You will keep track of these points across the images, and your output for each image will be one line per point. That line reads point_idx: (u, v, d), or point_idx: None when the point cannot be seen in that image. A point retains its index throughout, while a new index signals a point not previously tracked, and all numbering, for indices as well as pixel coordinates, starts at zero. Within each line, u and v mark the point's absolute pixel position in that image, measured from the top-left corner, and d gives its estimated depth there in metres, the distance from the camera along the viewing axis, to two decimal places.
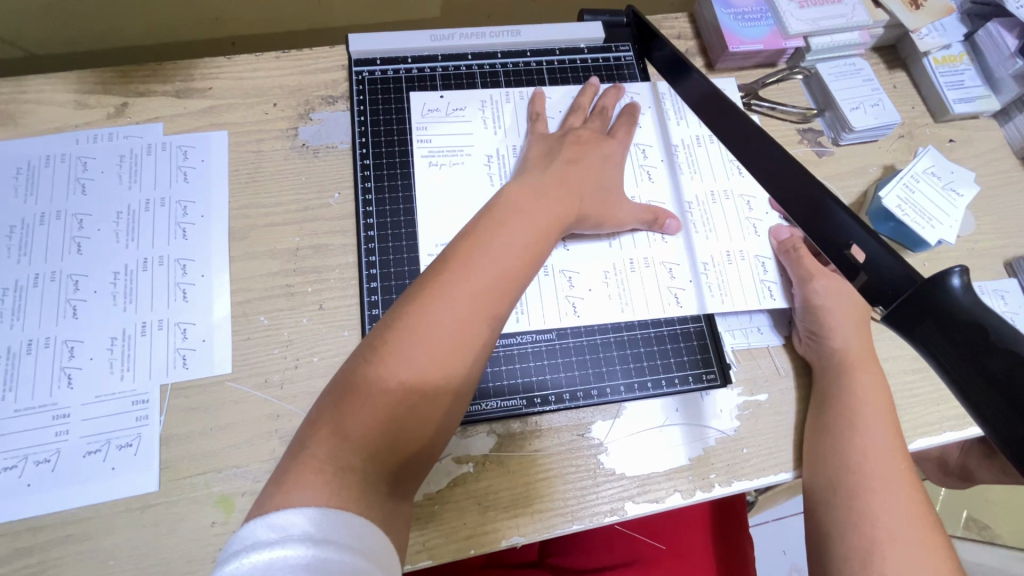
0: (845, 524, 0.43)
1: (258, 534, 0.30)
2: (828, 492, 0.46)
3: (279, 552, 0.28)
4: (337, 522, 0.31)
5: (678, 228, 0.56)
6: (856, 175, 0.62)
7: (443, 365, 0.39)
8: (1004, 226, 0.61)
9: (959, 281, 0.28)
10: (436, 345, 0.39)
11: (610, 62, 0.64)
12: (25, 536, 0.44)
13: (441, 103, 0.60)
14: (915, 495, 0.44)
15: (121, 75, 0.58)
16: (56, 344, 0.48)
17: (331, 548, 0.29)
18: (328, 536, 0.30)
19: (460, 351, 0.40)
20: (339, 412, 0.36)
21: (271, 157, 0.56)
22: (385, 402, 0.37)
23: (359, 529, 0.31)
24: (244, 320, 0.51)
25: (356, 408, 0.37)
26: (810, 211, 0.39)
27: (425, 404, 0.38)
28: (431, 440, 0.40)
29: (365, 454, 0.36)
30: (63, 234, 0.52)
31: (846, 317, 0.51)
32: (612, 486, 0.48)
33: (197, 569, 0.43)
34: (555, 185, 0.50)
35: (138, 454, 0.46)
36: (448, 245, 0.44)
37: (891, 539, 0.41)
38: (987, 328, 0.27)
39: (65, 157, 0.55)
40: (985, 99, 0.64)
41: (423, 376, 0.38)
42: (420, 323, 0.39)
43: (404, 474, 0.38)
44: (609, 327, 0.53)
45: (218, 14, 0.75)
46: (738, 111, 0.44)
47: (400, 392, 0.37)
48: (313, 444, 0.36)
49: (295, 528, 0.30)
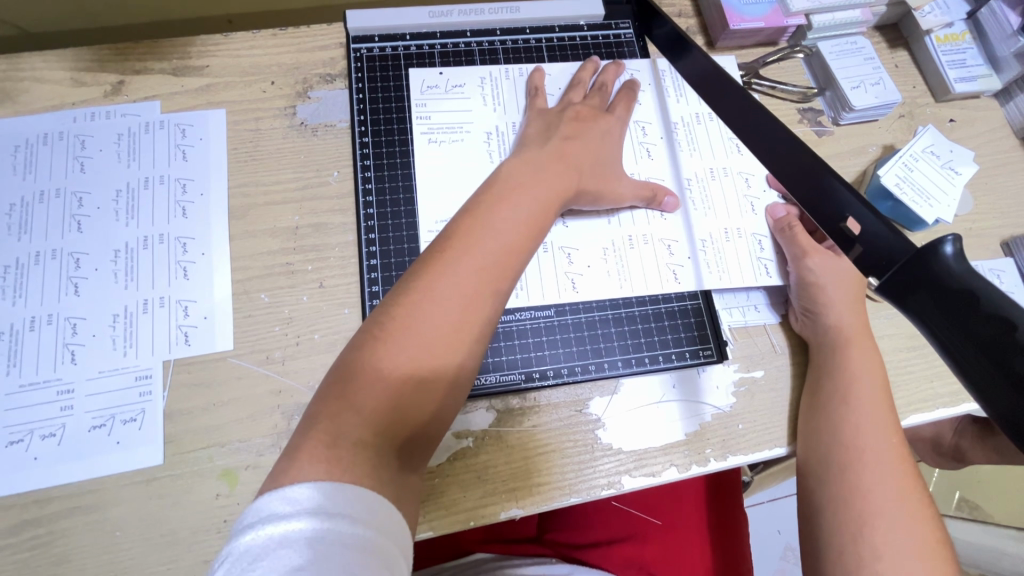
0: (836, 497, 0.44)
1: (271, 506, 0.31)
2: (821, 466, 0.47)
3: (293, 525, 0.30)
4: (348, 495, 0.32)
5: (675, 204, 0.56)
6: (855, 154, 0.62)
7: (449, 342, 0.40)
8: (1002, 206, 0.61)
9: (951, 248, 0.28)
10: (441, 322, 0.40)
11: (610, 39, 0.63)
12: (32, 508, 0.44)
13: (440, 80, 0.59)
14: (907, 469, 0.45)
15: (117, 52, 0.58)
16: (58, 321, 0.49)
17: (343, 522, 0.31)
18: (339, 509, 0.31)
19: (465, 328, 0.40)
20: (346, 389, 0.37)
21: (269, 135, 0.56)
22: (392, 379, 0.38)
23: (370, 502, 0.33)
24: (245, 298, 0.51)
25: (364, 385, 0.37)
26: (809, 185, 0.40)
27: (432, 380, 0.39)
28: (441, 414, 0.40)
29: (375, 428, 0.37)
30: (63, 212, 0.52)
31: (841, 294, 0.52)
32: (609, 461, 0.49)
33: (203, 540, 0.44)
34: (555, 162, 0.50)
35: (143, 428, 0.47)
36: (449, 223, 0.45)
37: (880, 511, 0.42)
38: (976, 296, 0.27)
39: (63, 135, 0.54)
40: (986, 78, 0.64)
41: (429, 352, 0.39)
42: (424, 300, 0.40)
43: (413, 448, 0.39)
44: (606, 304, 0.54)
45: None
46: (738, 87, 0.44)
47: (408, 369, 0.38)
48: (321, 419, 0.36)
49: (306, 501, 0.31)
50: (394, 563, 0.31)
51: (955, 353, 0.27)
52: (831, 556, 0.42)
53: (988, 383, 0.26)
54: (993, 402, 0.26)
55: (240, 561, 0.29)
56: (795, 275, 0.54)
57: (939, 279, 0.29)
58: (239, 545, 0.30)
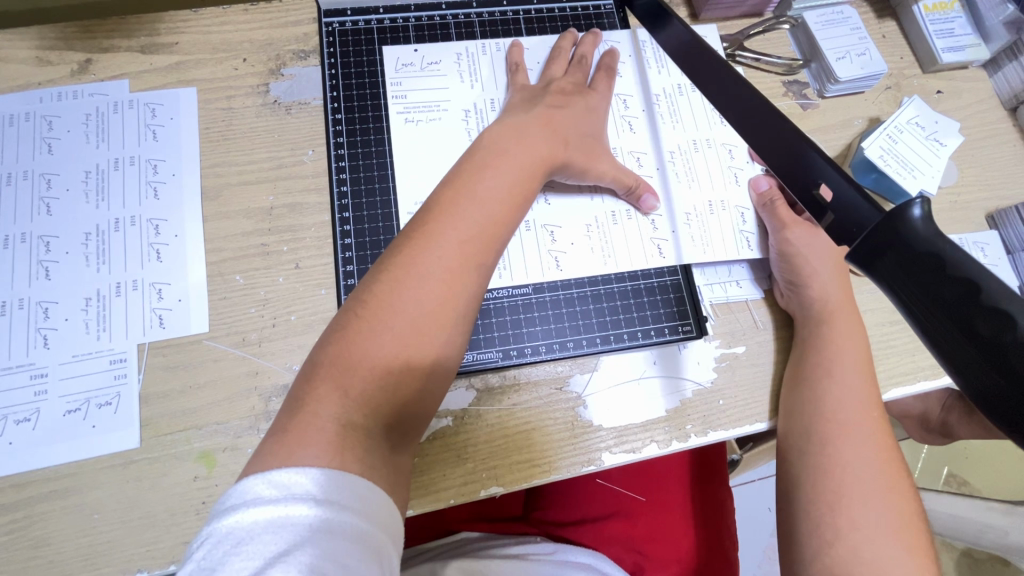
0: (814, 469, 0.44)
1: (257, 489, 0.31)
2: (800, 439, 0.46)
3: (282, 511, 0.30)
4: (339, 482, 0.32)
5: (654, 207, 0.54)
6: (841, 127, 0.61)
7: (438, 317, 0.39)
8: (987, 178, 0.61)
9: (919, 210, 0.28)
10: (429, 298, 0.39)
11: (589, 10, 0.62)
12: (9, 493, 0.44)
13: (415, 57, 0.58)
14: (885, 442, 0.45)
15: (83, 29, 0.56)
16: (30, 305, 0.48)
17: (331, 509, 0.31)
18: (331, 496, 0.31)
19: (454, 301, 0.40)
20: (335, 369, 0.37)
21: (242, 114, 0.55)
22: (382, 358, 0.37)
23: (361, 490, 0.33)
24: (220, 280, 0.50)
25: (353, 363, 0.37)
26: (786, 155, 0.38)
27: (423, 356, 0.39)
28: (431, 391, 0.40)
29: (367, 406, 0.36)
30: (31, 195, 0.51)
31: (823, 264, 0.51)
32: (591, 437, 0.49)
33: (182, 522, 0.44)
34: (537, 132, 0.49)
35: (119, 411, 0.46)
36: (430, 196, 0.44)
37: (857, 484, 0.43)
38: (943, 258, 0.27)
39: (29, 116, 0.53)
40: (975, 48, 0.62)
41: (419, 328, 0.39)
42: (411, 277, 0.40)
43: (405, 426, 0.39)
44: (586, 280, 0.53)
45: None
46: (715, 56, 0.44)
47: (397, 347, 0.38)
48: (310, 400, 0.36)
49: (296, 487, 0.31)
50: (383, 553, 0.31)
51: (922, 321, 0.27)
52: (806, 528, 0.42)
53: (957, 350, 0.25)
54: (962, 371, 0.25)
55: (224, 544, 0.29)
56: (778, 244, 0.53)
57: (910, 242, 0.28)
58: (223, 526, 0.30)
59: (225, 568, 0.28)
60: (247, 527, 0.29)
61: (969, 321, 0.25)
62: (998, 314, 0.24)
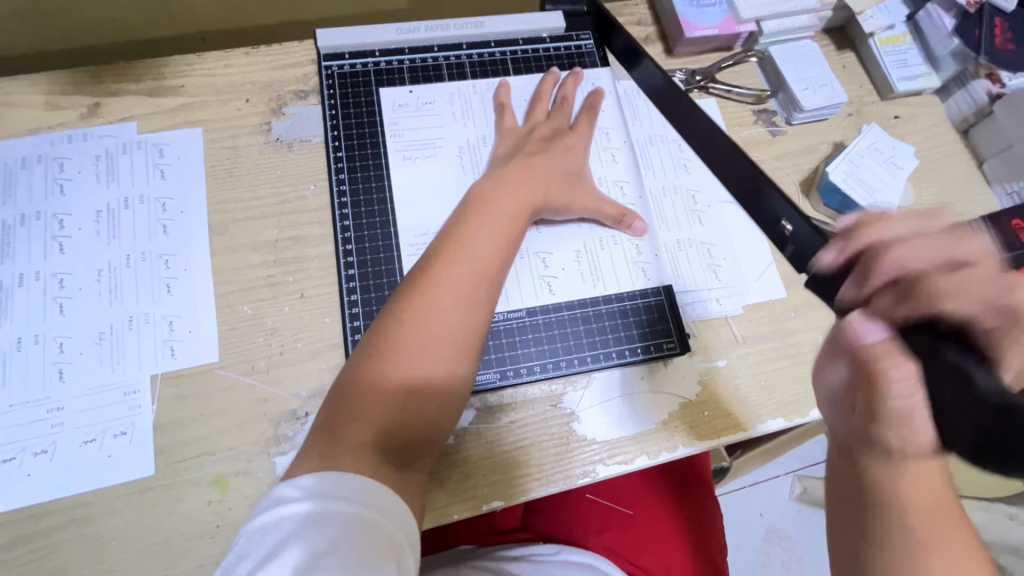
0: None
1: (276, 491, 0.37)
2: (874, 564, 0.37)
3: (296, 506, 0.36)
4: (348, 481, 0.38)
5: (644, 229, 0.58)
6: (808, 152, 0.66)
7: (438, 350, 0.45)
8: (944, 197, 0.66)
9: (984, 381, 0.35)
10: (429, 333, 0.45)
11: (571, 50, 0.66)
12: (28, 523, 0.46)
13: (411, 98, 0.61)
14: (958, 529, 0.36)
15: (91, 75, 0.59)
16: (44, 340, 0.50)
17: (343, 504, 0.36)
18: (334, 492, 0.37)
19: (451, 338, 0.45)
20: (349, 400, 0.43)
21: (246, 152, 0.58)
22: (389, 386, 0.43)
23: (369, 487, 0.38)
24: (228, 310, 0.53)
25: (364, 394, 0.43)
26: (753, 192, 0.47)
27: (427, 384, 0.44)
28: (437, 416, 0.45)
29: (376, 428, 0.42)
30: (44, 234, 0.53)
31: (901, 384, 0.37)
32: (584, 451, 0.52)
33: (197, 545, 0.46)
34: (521, 173, 0.54)
35: (134, 441, 0.48)
36: (431, 244, 0.50)
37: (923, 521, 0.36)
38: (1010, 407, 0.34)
39: (40, 159, 0.55)
40: (926, 77, 0.68)
41: (422, 360, 0.44)
42: (413, 317, 0.45)
43: (416, 448, 0.44)
44: (575, 302, 0.56)
45: (201, 34, 0.73)
46: (687, 105, 0.51)
47: (402, 377, 0.43)
48: (330, 427, 0.42)
49: (313, 487, 0.37)
50: (392, 536, 0.37)
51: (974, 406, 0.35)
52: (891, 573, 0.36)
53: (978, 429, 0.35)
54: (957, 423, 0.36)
55: (261, 534, 0.36)
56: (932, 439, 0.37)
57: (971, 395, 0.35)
58: (256, 522, 0.36)
59: (258, 553, 0.35)
60: (277, 521, 0.36)
61: (939, 386, 0.36)
62: (953, 366, 0.36)
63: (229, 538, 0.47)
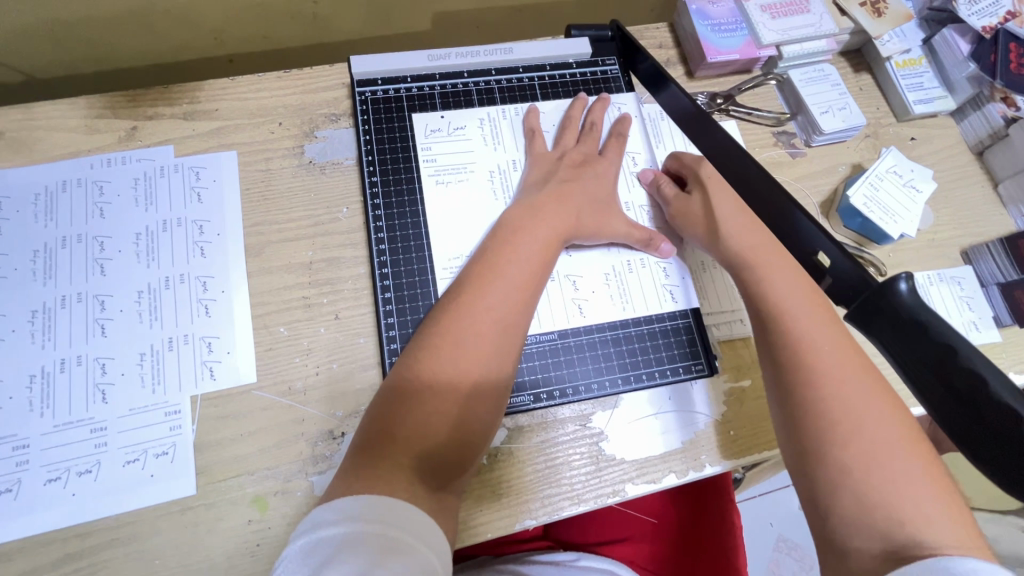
0: (844, 531, 0.38)
1: (317, 515, 0.38)
2: (821, 468, 0.40)
3: (335, 528, 0.36)
4: (383, 505, 0.38)
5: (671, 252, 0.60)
6: (827, 174, 0.67)
7: (471, 373, 0.46)
8: (960, 217, 0.67)
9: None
10: (464, 354, 0.46)
11: (597, 75, 0.68)
12: (73, 542, 0.47)
13: (442, 123, 0.63)
14: (901, 419, 0.42)
15: (129, 99, 0.60)
16: (87, 361, 0.51)
17: (379, 527, 0.36)
18: (369, 514, 0.37)
19: (483, 358, 0.47)
20: (387, 423, 0.44)
21: (280, 175, 0.59)
22: (427, 407, 0.44)
23: (404, 510, 0.38)
24: (265, 332, 0.54)
25: (402, 414, 0.44)
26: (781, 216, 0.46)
27: (458, 405, 0.45)
28: (468, 438, 0.45)
29: (412, 450, 0.43)
30: (86, 256, 0.54)
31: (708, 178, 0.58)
32: (614, 470, 0.53)
33: (238, 564, 0.47)
34: (553, 201, 0.55)
35: (175, 461, 0.49)
36: (465, 269, 0.51)
37: (861, 438, 0.40)
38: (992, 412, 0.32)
39: (81, 182, 0.57)
40: (942, 100, 0.69)
41: (457, 383, 0.45)
42: (449, 341, 0.46)
43: (450, 469, 0.44)
44: (606, 325, 0.57)
45: (230, 56, 0.74)
46: (711, 123, 0.51)
47: (438, 399, 0.44)
48: (370, 450, 0.42)
49: (351, 510, 0.37)
50: (426, 559, 0.36)
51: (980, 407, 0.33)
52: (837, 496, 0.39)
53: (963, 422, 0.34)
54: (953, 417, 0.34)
55: (298, 559, 0.35)
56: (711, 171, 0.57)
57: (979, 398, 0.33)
58: (295, 547, 0.36)
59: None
60: (316, 544, 0.36)
61: (972, 405, 0.33)
62: (968, 372, 0.34)
63: (269, 556, 0.48)
